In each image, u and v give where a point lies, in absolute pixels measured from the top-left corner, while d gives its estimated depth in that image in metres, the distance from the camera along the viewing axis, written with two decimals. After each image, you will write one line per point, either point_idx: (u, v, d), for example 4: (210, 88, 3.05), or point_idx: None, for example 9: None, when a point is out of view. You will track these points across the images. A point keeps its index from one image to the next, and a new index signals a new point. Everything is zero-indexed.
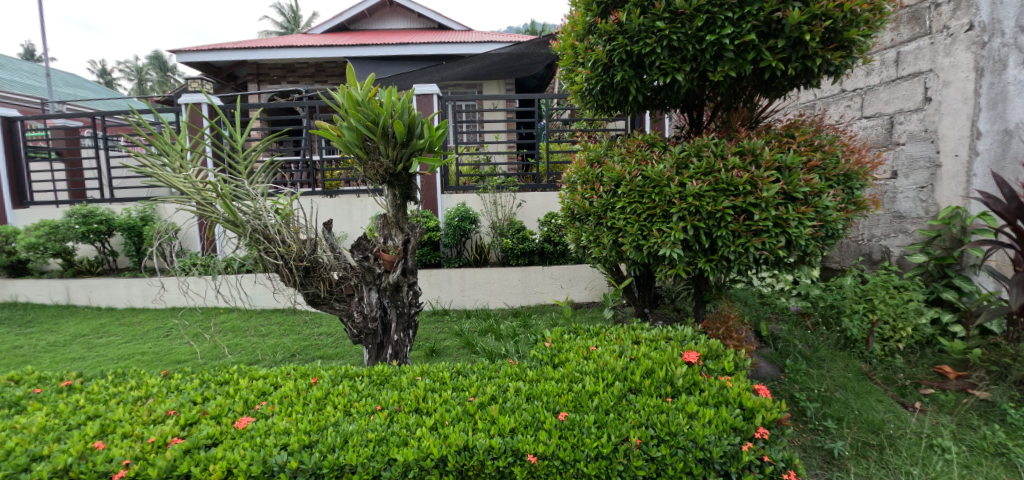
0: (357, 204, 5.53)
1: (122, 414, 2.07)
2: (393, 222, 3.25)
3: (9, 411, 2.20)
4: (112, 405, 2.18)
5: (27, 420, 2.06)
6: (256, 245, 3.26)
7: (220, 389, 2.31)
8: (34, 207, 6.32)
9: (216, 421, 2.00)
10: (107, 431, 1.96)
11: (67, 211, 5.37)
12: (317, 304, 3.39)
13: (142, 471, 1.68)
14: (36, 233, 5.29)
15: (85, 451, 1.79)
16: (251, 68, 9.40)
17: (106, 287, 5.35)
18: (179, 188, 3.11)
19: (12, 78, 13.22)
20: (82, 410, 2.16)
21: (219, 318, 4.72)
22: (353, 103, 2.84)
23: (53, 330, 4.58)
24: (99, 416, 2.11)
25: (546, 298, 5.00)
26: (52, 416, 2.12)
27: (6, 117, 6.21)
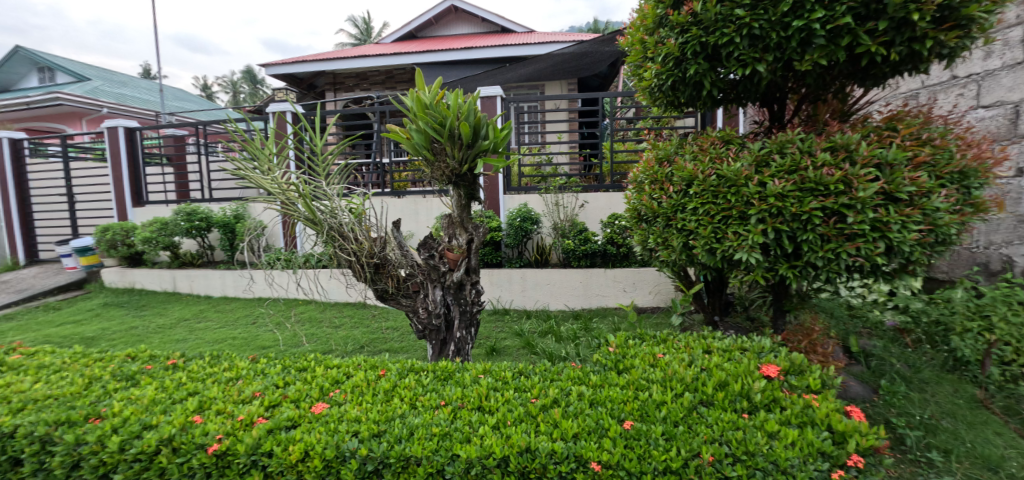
0: (423, 204, 5.64)
1: (216, 392, 2.19)
2: (457, 222, 3.24)
3: (126, 384, 2.42)
4: (208, 384, 2.32)
5: (141, 393, 2.25)
6: (331, 242, 3.42)
7: (298, 375, 2.39)
8: (149, 206, 6.98)
9: (296, 405, 2.07)
10: (204, 407, 2.08)
11: (174, 209, 5.88)
12: (386, 299, 3.47)
13: (232, 445, 1.77)
14: (150, 228, 5.83)
15: (185, 424, 1.91)
16: (328, 78, 9.96)
17: (205, 277, 5.78)
18: (266, 189, 3.31)
19: (133, 94, 14.93)
20: (184, 387, 2.32)
21: (299, 309, 4.98)
22: (422, 106, 2.88)
23: (161, 313, 5.04)
24: (198, 393, 2.25)
25: (608, 301, 4.84)
26: (160, 390, 2.29)
27: (126, 127, 6.93)
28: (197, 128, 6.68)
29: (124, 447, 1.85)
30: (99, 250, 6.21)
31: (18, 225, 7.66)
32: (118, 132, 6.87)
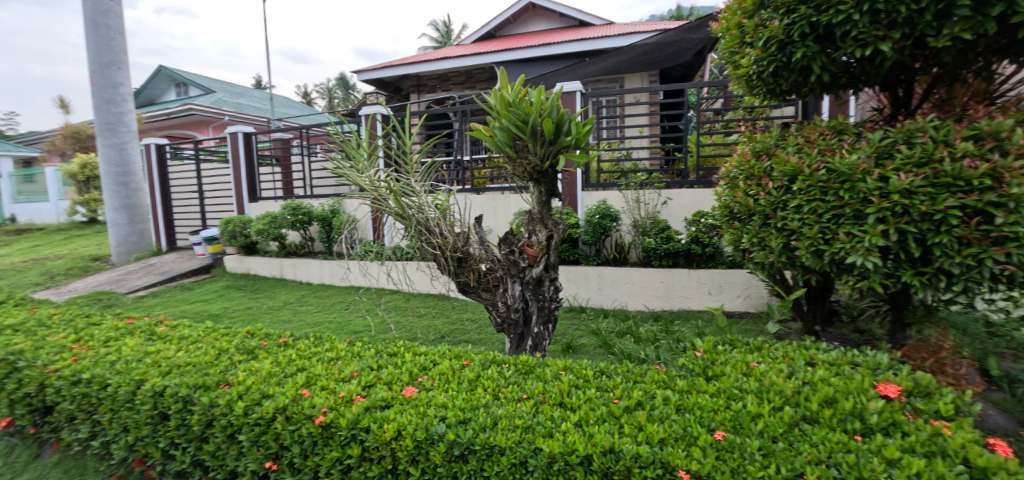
0: (501, 200, 5.71)
1: (320, 370, 2.36)
2: (537, 218, 3.25)
3: (247, 357, 2.68)
4: (313, 362, 2.51)
5: (260, 365, 2.49)
6: (418, 236, 3.52)
7: (390, 360, 2.52)
8: (262, 201, 7.66)
9: (389, 387, 2.18)
10: (311, 382, 2.26)
11: (282, 204, 6.40)
12: (466, 292, 3.55)
13: (336, 419, 1.91)
14: (262, 222, 6.40)
15: (296, 397, 2.09)
16: (412, 81, 10.39)
17: (306, 266, 6.22)
18: (361, 187, 3.50)
19: (247, 103, 16.58)
20: (293, 362, 2.52)
21: (387, 297, 5.26)
22: (505, 104, 2.92)
23: (271, 296, 5.55)
24: (305, 369, 2.44)
25: (690, 304, 4.64)
26: (275, 364, 2.52)
27: (245, 133, 7.64)
28: (303, 132, 7.21)
29: (247, 412, 2.07)
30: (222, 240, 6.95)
31: (162, 218, 8.75)
32: (238, 137, 7.59)
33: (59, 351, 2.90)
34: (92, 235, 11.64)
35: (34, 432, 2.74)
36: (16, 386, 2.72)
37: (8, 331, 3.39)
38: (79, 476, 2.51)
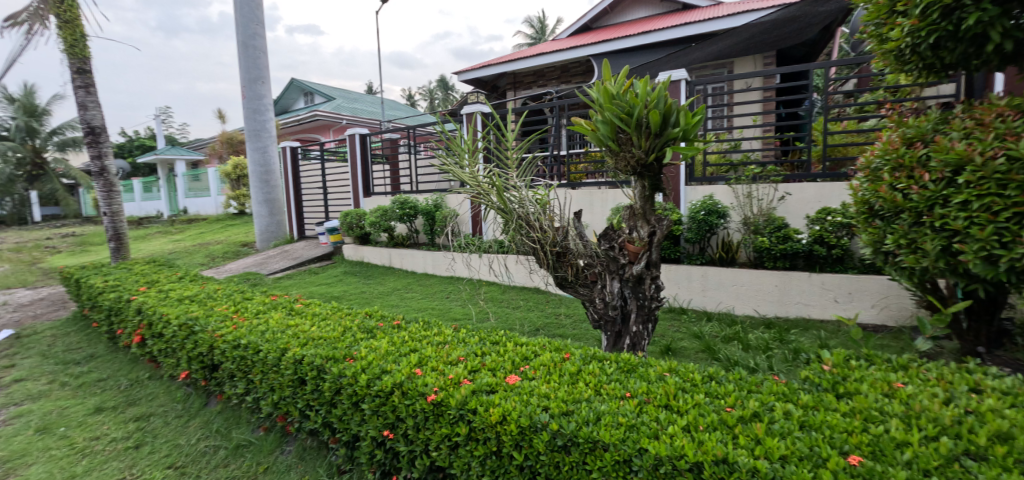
0: (598, 195, 5.62)
1: (431, 351, 2.55)
2: (639, 214, 3.14)
3: (366, 336, 3.02)
4: (424, 344, 2.70)
5: (378, 344, 2.78)
6: (518, 231, 3.47)
7: (493, 347, 2.60)
8: (375, 196, 8.26)
9: (492, 373, 2.27)
10: (422, 361, 2.45)
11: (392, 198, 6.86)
12: (563, 287, 3.51)
13: (446, 398, 2.08)
14: (374, 214, 6.89)
15: (411, 374, 2.31)
16: (509, 79, 10.56)
17: (411, 256, 6.55)
18: (464, 183, 3.53)
19: (362, 108, 17.99)
20: (406, 343, 2.75)
21: (484, 288, 5.42)
22: (609, 97, 2.86)
23: (381, 282, 5.99)
24: (416, 350, 2.65)
25: (810, 311, 4.24)
26: (390, 344, 2.77)
27: (360, 135, 8.19)
28: (409, 132, 7.56)
29: (369, 384, 2.37)
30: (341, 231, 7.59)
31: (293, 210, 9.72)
32: (355, 139, 8.18)
33: (222, 319, 3.62)
34: (239, 224, 13.42)
35: (204, 386, 3.57)
36: (195, 345, 3.48)
37: (188, 300, 4.28)
38: (237, 424, 3.26)
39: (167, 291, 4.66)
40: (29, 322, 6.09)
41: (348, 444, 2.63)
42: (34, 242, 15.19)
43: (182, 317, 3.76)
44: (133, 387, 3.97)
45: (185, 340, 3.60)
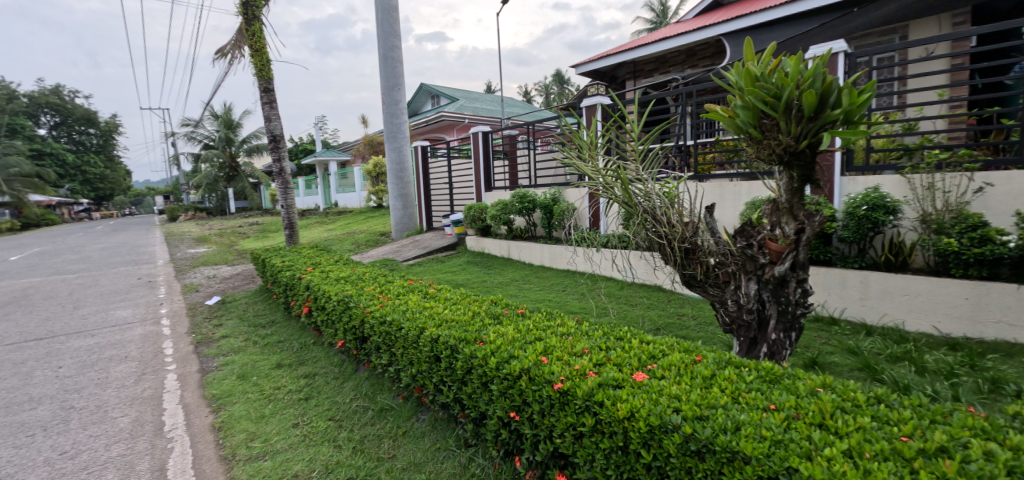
0: (729, 188, 5.17)
1: (555, 341, 2.82)
2: (784, 209, 2.80)
3: (493, 321, 3.33)
4: (548, 334, 2.97)
5: (505, 330, 3.07)
6: (644, 225, 3.26)
7: (618, 343, 2.82)
8: (496, 190, 8.45)
9: (619, 368, 2.47)
10: (547, 350, 2.72)
11: (512, 192, 6.95)
12: (691, 286, 3.23)
13: (573, 388, 2.26)
14: (495, 207, 7.07)
15: (537, 361, 2.55)
16: (629, 67, 10.16)
17: (530, 249, 6.61)
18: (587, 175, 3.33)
19: (483, 106, 18.70)
20: (530, 332, 3.02)
21: (600, 282, 5.29)
22: (751, 79, 2.56)
23: (499, 273, 6.15)
24: (541, 338, 2.92)
25: (1015, 334, 3.48)
26: (516, 331, 3.06)
27: (483, 132, 8.48)
28: (528, 127, 7.60)
29: (498, 367, 2.61)
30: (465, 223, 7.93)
31: (422, 203, 10.43)
32: (478, 136, 8.47)
33: (371, 297, 4.04)
34: (377, 217, 14.78)
35: (355, 354, 4.03)
36: (349, 318, 3.96)
37: (343, 279, 4.84)
38: (381, 391, 3.63)
39: (328, 271, 5.26)
40: (231, 292, 7.40)
41: (476, 421, 2.85)
42: (229, 230, 18.42)
43: (339, 293, 4.26)
44: (302, 349, 4.62)
45: (341, 312, 4.10)
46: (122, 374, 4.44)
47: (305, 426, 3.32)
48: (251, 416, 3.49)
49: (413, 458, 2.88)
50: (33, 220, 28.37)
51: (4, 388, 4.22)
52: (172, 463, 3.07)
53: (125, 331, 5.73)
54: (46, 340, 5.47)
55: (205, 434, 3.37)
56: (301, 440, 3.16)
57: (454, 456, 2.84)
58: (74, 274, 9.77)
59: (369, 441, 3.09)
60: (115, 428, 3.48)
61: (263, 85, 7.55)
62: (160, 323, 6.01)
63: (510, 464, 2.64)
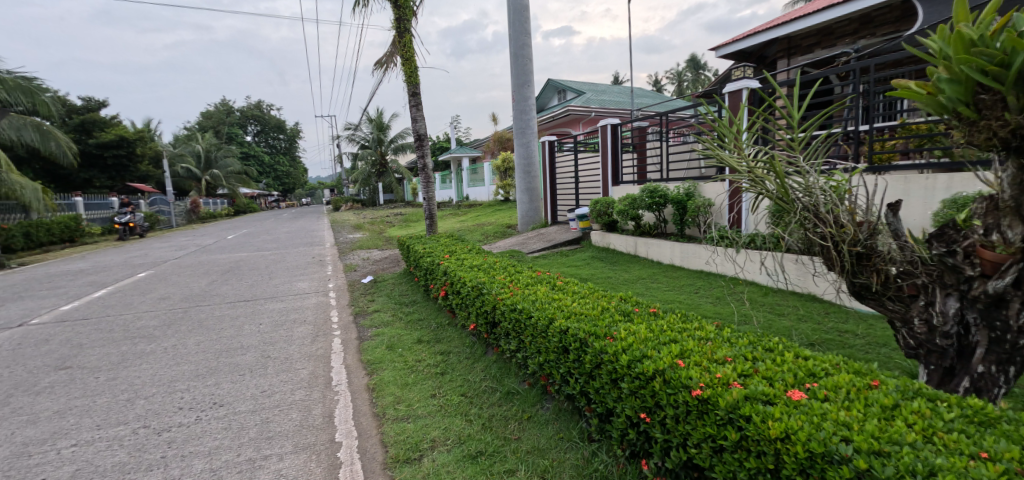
0: (918, 182, 4.31)
1: (693, 345, 2.59)
2: (1008, 208, 2.13)
3: (623, 318, 3.17)
4: (684, 336, 2.74)
5: (636, 328, 2.89)
6: (804, 225, 2.74)
7: (767, 354, 2.51)
8: (623, 184, 8.09)
9: (769, 382, 2.18)
10: (684, 353, 2.51)
11: (641, 186, 6.54)
12: (863, 297, 2.71)
13: (714, 397, 2.06)
14: (623, 202, 6.74)
15: (673, 364, 2.36)
16: (783, 44, 8.97)
17: (659, 246, 6.20)
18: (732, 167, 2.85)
19: (612, 98, 18.17)
20: (664, 332, 2.81)
21: (740, 286, 4.75)
22: (963, 43, 2.00)
23: (625, 270, 5.86)
24: (676, 341, 2.70)
25: None
26: (649, 330, 2.87)
27: (612, 125, 8.14)
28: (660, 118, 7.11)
29: (629, 365, 2.46)
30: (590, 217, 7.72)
31: (548, 196, 10.43)
32: (606, 129, 8.18)
33: (502, 285, 4.08)
34: (505, 209, 15.20)
35: (485, 337, 4.09)
36: (482, 303, 4.04)
37: (478, 267, 4.97)
38: (508, 375, 3.64)
39: (463, 259, 5.46)
40: (381, 272, 8.12)
41: (602, 416, 2.70)
42: (380, 219, 20.41)
43: (474, 279, 4.38)
44: (439, 328, 4.86)
45: (475, 297, 4.20)
46: (302, 334, 5.09)
47: (441, 397, 3.46)
48: (397, 382, 3.75)
49: (536, 443, 2.83)
50: (242, 206, 34.65)
51: (223, 335, 5.10)
52: (338, 412, 3.38)
53: (303, 299, 6.61)
54: (248, 301, 6.52)
55: (361, 392, 3.68)
56: (438, 409, 3.29)
57: (577, 449, 2.73)
58: (265, 251, 11.58)
59: (497, 420, 3.11)
60: (295, 378, 3.98)
61: (411, 90, 8.12)
62: (328, 295, 6.82)
63: (636, 466, 2.44)
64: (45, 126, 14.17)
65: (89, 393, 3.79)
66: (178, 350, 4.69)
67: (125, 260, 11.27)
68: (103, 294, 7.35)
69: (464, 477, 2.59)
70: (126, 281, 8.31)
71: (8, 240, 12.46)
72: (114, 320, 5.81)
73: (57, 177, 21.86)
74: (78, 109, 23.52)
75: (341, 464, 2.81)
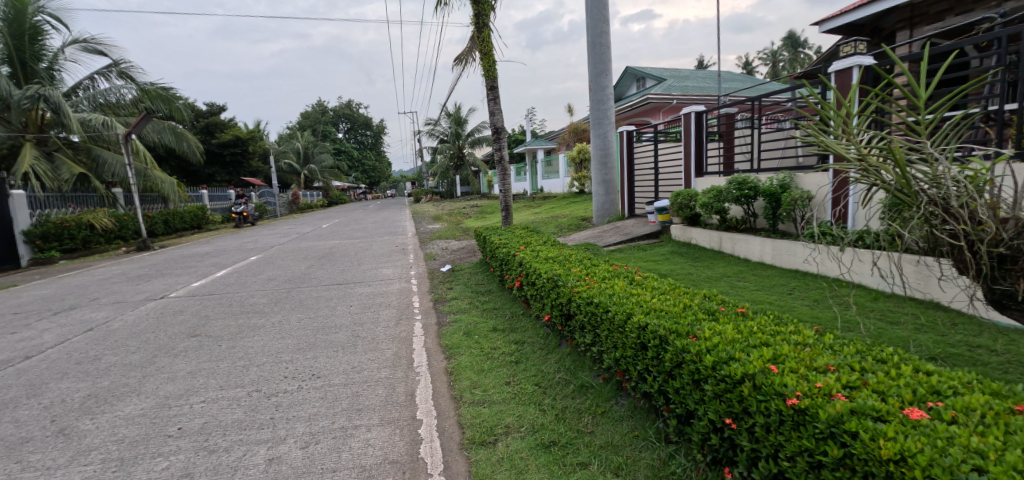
0: None
1: (788, 350, 2.33)
2: None
3: (708, 316, 2.94)
4: (778, 340, 2.48)
5: (722, 328, 2.66)
6: (931, 222, 2.41)
7: (879, 366, 2.20)
8: (708, 176, 7.61)
9: (881, 397, 1.90)
10: (777, 359, 2.27)
11: (728, 177, 6.12)
12: (1004, 307, 2.30)
13: (813, 408, 1.83)
14: (708, 195, 6.34)
15: (764, 368, 2.14)
16: (903, 13, 7.91)
17: (747, 242, 5.77)
18: (838, 155, 2.52)
19: (696, 84, 17.21)
20: (755, 335, 2.57)
21: (841, 289, 4.28)
22: None
23: (709, 267, 5.51)
24: (768, 344, 2.46)
25: None
26: (736, 331, 2.63)
27: (697, 111, 7.65)
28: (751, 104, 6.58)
29: (714, 366, 2.26)
30: (671, 211, 7.34)
31: (625, 188, 10.09)
32: (690, 116, 7.71)
33: (578, 278, 3.96)
34: (581, 201, 14.95)
35: (559, 329, 4.01)
36: (557, 295, 3.96)
37: (553, 259, 4.89)
38: (582, 368, 3.53)
39: (538, 250, 5.40)
40: (460, 261, 8.28)
41: (680, 417, 2.53)
42: (458, 210, 20.93)
43: (549, 271, 4.30)
44: (514, 318, 4.84)
45: (549, 289, 4.13)
46: (387, 316, 5.31)
47: (515, 385, 3.43)
48: (472, 368, 3.76)
49: (609, 440, 2.69)
50: (334, 198, 37.11)
51: (320, 314, 5.44)
52: (419, 391, 3.46)
53: (388, 285, 6.90)
54: (341, 284, 6.92)
55: (440, 375, 3.75)
56: (512, 397, 3.26)
57: (653, 449, 2.57)
58: (354, 239, 12.28)
59: (570, 412, 3.02)
60: (381, 357, 4.13)
61: (489, 83, 8.16)
62: (410, 281, 7.06)
63: (717, 474, 2.24)
64: (179, 128, 15.80)
65: (214, 358, 4.19)
66: (283, 325, 5.06)
67: (238, 245, 12.44)
68: (223, 274, 8.15)
69: (537, 464, 2.54)
70: (240, 263, 9.16)
71: (151, 225, 14.28)
72: (231, 296, 6.41)
73: (187, 173, 24.67)
74: (203, 112, 26.25)
75: (423, 440, 2.85)
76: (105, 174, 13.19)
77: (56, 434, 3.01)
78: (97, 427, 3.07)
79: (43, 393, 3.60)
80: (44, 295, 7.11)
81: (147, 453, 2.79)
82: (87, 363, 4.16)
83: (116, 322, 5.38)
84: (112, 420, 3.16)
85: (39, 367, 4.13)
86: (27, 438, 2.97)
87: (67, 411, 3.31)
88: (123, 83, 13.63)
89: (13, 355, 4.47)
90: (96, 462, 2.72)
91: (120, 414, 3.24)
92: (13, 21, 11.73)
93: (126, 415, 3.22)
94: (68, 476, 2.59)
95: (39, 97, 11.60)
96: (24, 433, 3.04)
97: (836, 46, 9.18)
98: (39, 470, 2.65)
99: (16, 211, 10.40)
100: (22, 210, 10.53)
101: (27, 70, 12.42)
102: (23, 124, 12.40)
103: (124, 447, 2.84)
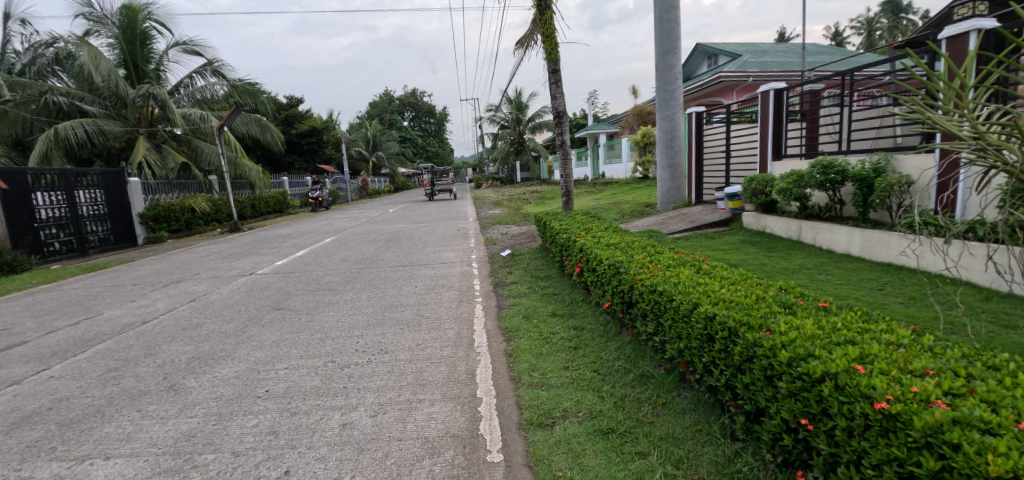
0: None
1: (878, 350, 2.11)
2: None
3: (784, 310, 2.72)
4: (867, 339, 2.25)
5: (801, 322, 2.45)
6: None
7: (990, 373, 1.93)
8: (787, 159, 7.10)
9: (991, 408, 1.66)
10: (865, 359, 2.05)
11: (812, 161, 5.67)
12: None
13: (907, 414, 1.63)
14: (787, 180, 5.92)
15: (849, 369, 1.94)
16: None
17: (831, 232, 5.33)
18: (950, 133, 2.20)
19: (773, 60, 16.04)
20: (839, 331, 2.34)
21: (944, 286, 3.84)
22: None
23: (786, 257, 5.15)
24: (854, 342, 2.23)
25: None
26: (817, 327, 2.41)
27: (776, 90, 7.12)
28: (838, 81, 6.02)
29: (790, 363, 2.08)
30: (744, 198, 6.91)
31: (692, 173, 9.62)
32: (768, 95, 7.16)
33: (642, 265, 3.81)
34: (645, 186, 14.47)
35: (620, 317, 3.88)
36: (618, 282, 3.83)
37: (615, 245, 4.74)
38: (643, 357, 3.40)
39: (599, 236, 5.25)
40: (520, 246, 8.28)
41: (749, 414, 2.36)
42: (518, 195, 20.93)
43: (611, 257, 4.17)
44: (572, 304, 4.76)
45: (611, 276, 4.00)
46: (449, 298, 5.40)
47: (573, 371, 3.37)
48: (531, 352, 3.74)
49: (669, 432, 2.58)
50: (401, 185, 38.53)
51: (387, 293, 5.63)
52: (479, 370, 3.49)
53: (451, 267, 7.01)
54: (407, 266, 7.13)
55: (500, 356, 3.76)
56: (570, 382, 3.21)
57: (717, 444, 2.43)
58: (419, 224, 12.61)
59: (630, 401, 2.92)
60: (443, 336, 4.20)
61: (552, 67, 8.01)
62: (471, 264, 7.15)
63: (788, 476, 2.07)
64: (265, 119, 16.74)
65: (294, 330, 4.44)
66: (355, 302, 5.29)
67: (314, 227, 13.15)
68: (302, 254, 8.64)
69: (594, 451, 2.48)
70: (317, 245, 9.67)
71: (241, 209, 15.45)
72: (309, 274, 6.78)
73: (271, 161, 26.49)
74: (284, 104, 27.77)
75: (482, 417, 2.86)
76: (204, 162, 14.43)
77: (167, 389, 3.30)
78: (199, 385, 3.34)
79: (157, 353, 3.96)
80: (155, 269, 7.86)
81: (240, 410, 2.99)
82: (191, 329, 4.54)
83: (214, 295, 5.85)
84: (211, 380, 3.42)
85: (153, 331, 4.56)
86: (144, 391, 3.28)
87: (176, 369, 3.63)
88: (216, 80, 14.63)
89: (132, 319, 4.97)
90: (199, 415, 2.95)
91: (218, 375, 3.51)
92: (126, 28, 12.85)
93: (223, 376, 3.48)
94: (177, 426, 2.83)
95: (149, 95, 12.75)
96: (142, 386, 3.35)
97: (947, 10, 8.15)
98: (154, 419, 2.91)
99: (132, 195, 11.51)
100: (137, 195, 11.62)
101: (140, 72, 13.61)
102: (137, 120, 13.55)
103: (222, 404, 3.07)
